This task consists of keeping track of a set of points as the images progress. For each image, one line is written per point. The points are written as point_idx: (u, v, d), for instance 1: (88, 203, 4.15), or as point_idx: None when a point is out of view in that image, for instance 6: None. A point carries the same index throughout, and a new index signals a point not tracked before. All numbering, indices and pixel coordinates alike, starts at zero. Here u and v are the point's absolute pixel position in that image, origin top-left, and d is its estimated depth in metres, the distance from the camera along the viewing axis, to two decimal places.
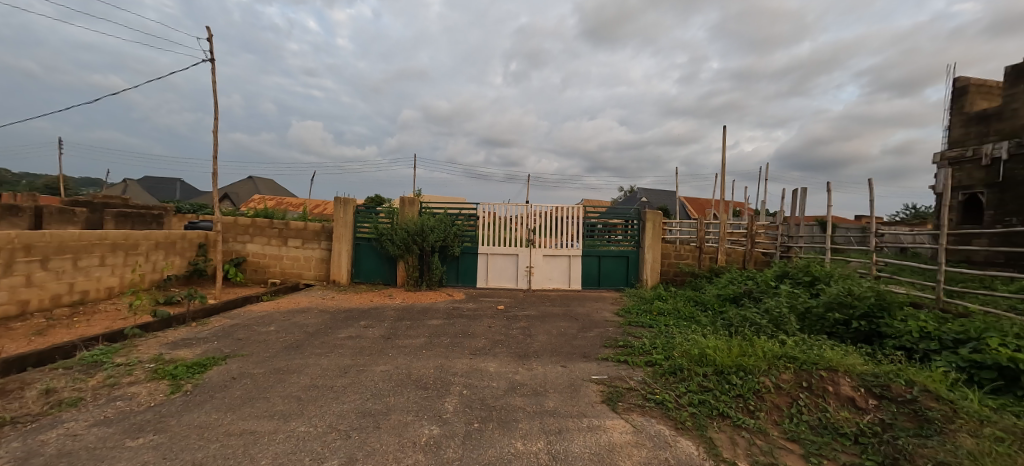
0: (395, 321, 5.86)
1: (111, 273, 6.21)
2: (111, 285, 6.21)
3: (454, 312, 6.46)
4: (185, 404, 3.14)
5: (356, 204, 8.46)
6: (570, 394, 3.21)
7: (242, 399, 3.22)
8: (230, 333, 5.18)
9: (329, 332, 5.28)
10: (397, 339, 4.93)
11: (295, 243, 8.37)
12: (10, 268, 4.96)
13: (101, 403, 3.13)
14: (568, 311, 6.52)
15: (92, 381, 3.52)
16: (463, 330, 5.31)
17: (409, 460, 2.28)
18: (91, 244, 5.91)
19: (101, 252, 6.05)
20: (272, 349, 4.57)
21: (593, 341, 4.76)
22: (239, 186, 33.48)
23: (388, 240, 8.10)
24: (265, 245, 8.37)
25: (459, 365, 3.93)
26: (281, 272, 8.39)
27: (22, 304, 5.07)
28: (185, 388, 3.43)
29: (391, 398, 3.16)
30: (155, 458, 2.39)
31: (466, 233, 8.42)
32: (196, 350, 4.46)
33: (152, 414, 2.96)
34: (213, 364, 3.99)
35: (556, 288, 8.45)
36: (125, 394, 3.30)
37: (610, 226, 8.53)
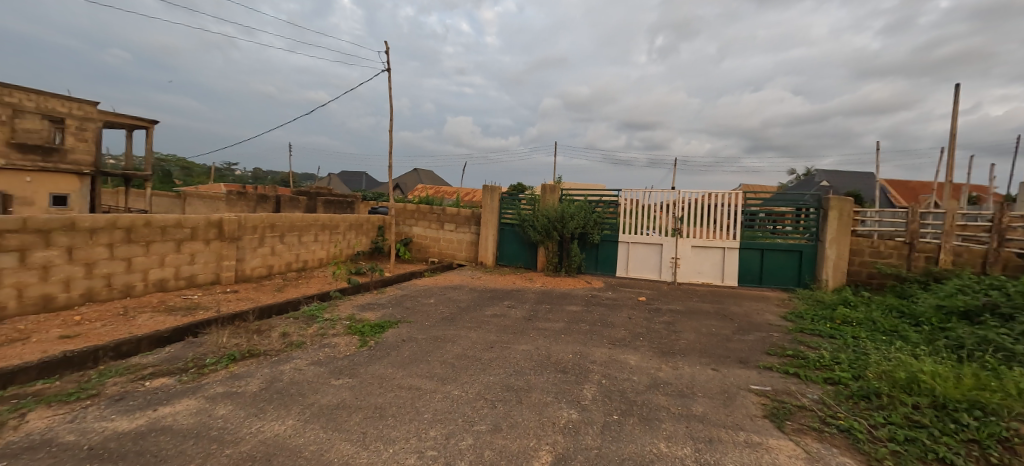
0: (535, 303, 6.13)
1: (321, 247, 7.89)
2: (321, 256, 7.90)
3: (592, 299, 6.44)
4: (370, 357, 3.82)
5: (502, 192, 9.01)
6: (724, 401, 2.90)
7: (411, 359, 3.77)
8: (400, 301, 6.09)
9: (477, 309, 5.78)
10: (537, 321, 5.13)
11: (450, 226, 9.35)
12: (263, 241, 6.69)
13: (316, 347, 4.03)
14: (719, 309, 5.88)
15: (310, 330, 4.54)
16: (602, 319, 5.23)
17: (549, 440, 2.35)
18: (309, 224, 7.57)
19: (315, 230, 7.72)
20: (432, 319, 5.21)
21: (752, 346, 4.19)
22: (407, 177, 38.89)
23: (530, 226, 8.44)
24: (427, 228, 9.56)
25: (598, 353, 3.90)
26: (439, 252, 9.49)
27: (269, 267, 6.82)
28: (369, 344, 4.17)
29: (532, 377, 3.31)
30: (350, 397, 2.97)
31: (606, 221, 8.25)
32: (376, 314, 5.37)
33: (348, 362, 3.68)
34: (389, 327, 4.76)
35: (705, 283, 7.69)
36: (331, 343, 4.18)
37: (776, 215, 7.38)
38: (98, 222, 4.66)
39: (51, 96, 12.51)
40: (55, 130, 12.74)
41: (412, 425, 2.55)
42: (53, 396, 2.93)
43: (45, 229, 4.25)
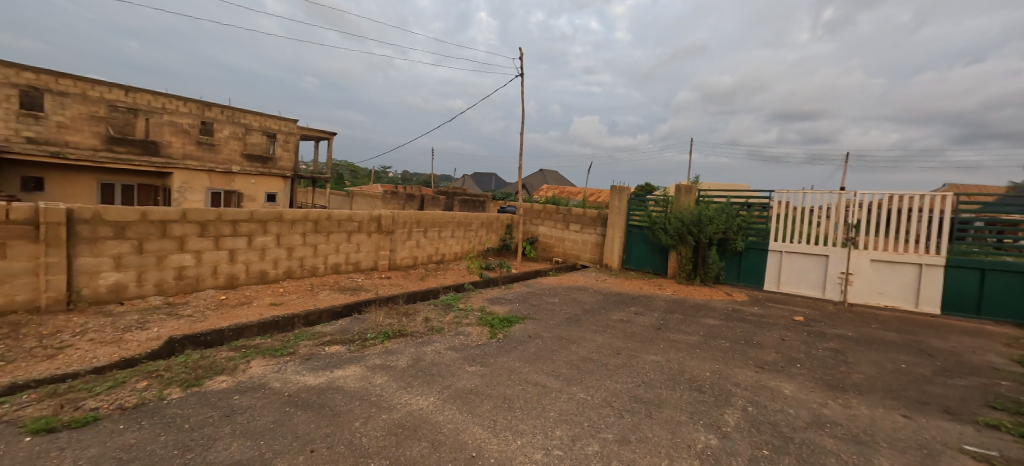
0: (665, 312, 5.74)
1: (457, 242, 8.60)
2: (456, 250, 8.62)
3: (733, 313, 5.76)
4: (499, 349, 4.03)
5: (630, 192, 8.65)
6: (920, 460, 2.31)
7: (537, 356, 3.87)
8: (527, 298, 6.30)
9: (602, 312, 5.66)
10: (668, 331, 4.80)
11: (575, 227, 9.33)
12: (410, 235, 7.57)
13: (452, 334, 4.42)
14: (911, 341, 4.72)
15: (447, 317, 4.99)
16: (745, 337, 4.64)
17: (683, 463, 2.18)
18: (447, 221, 8.31)
19: (452, 227, 8.44)
20: (557, 318, 5.27)
21: (964, 394, 3.26)
22: (533, 178, 40.11)
23: (661, 230, 7.92)
24: (552, 228, 9.70)
25: (741, 375, 3.47)
26: (563, 252, 9.55)
27: (414, 258, 7.71)
28: (498, 336, 4.40)
29: (663, 391, 3.10)
30: (482, 385, 3.18)
31: (752, 226, 7.31)
32: (504, 308, 5.65)
33: (480, 351, 3.95)
34: (516, 321, 4.96)
35: (888, 306, 6.26)
36: (465, 331, 4.53)
37: (1004, 225, 5.66)
38: (296, 216, 5.82)
39: (269, 117, 16.10)
40: (270, 143, 16.37)
41: (539, 421, 2.61)
42: (266, 350, 3.78)
43: (263, 220, 5.47)
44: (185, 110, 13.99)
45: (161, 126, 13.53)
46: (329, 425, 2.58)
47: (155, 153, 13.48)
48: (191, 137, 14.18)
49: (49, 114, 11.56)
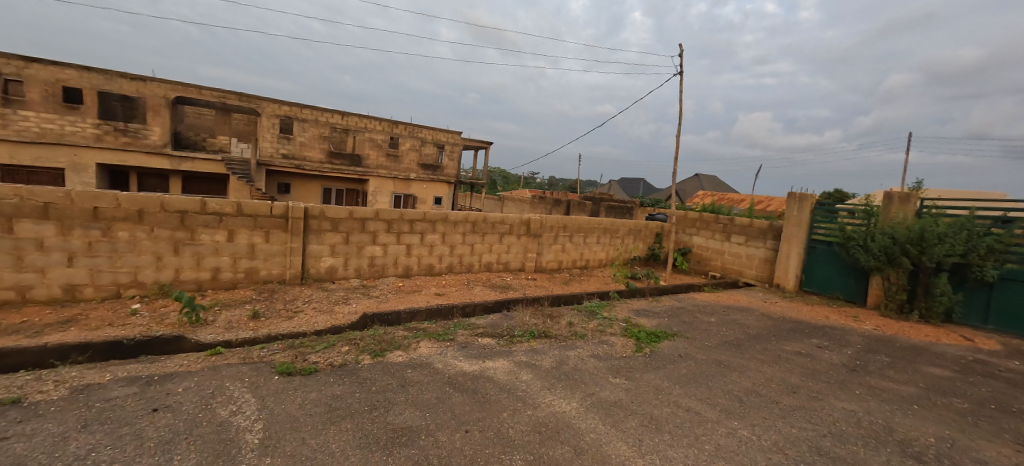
0: (862, 351, 4.63)
1: (602, 249, 8.42)
2: (602, 257, 8.45)
3: (974, 364, 4.32)
4: (646, 364, 3.81)
5: (816, 200, 7.24)
6: None
7: (689, 378, 3.54)
8: (678, 314, 5.82)
9: (772, 340, 4.87)
10: (866, 375, 3.86)
11: (739, 239, 8.25)
12: (557, 239, 7.72)
13: (596, 342, 4.35)
14: None
15: (591, 324, 4.93)
16: (1004, 403, 3.40)
17: None
18: (594, 227, 8.19)
19: (599, 233, 8.29)
20: (714, 340, 4.73)
21: None
22: (688, 184, 37.04)
23: (859, 248, 6.41)
24: (710, 239, 8.76)
25: (988, 452, 2.58)
26: (722, 267, 8.54)
27: (559, 262, 7.84)
28: (645, 351, 4.16)
29: (859, 449, 2.51)
30: (627, 399, 3.05)
31: (1012, 249, 5.38)
32: (652, 322, 5.32)
33: (625, 364, 3.80)
34: (665, 338, 4.62)
35: None
36: (609, 341, 4.41)
37: None
38: (458, 217, 6.50)
39: (440, 131, 18.42)
40: (439, 153, 18.69)
41: (691, 451, 2.38)
42: (432, 334, 4.31)
43: (433, 220, 6.25)
44: (380, 127, 16.94)
45: (363, 142, 16.69)
46: (480, 411, 2.81)
47: (358, 164, 16.68)
48: (383, 150, 17.14)
49: (295, 136, 15.35)
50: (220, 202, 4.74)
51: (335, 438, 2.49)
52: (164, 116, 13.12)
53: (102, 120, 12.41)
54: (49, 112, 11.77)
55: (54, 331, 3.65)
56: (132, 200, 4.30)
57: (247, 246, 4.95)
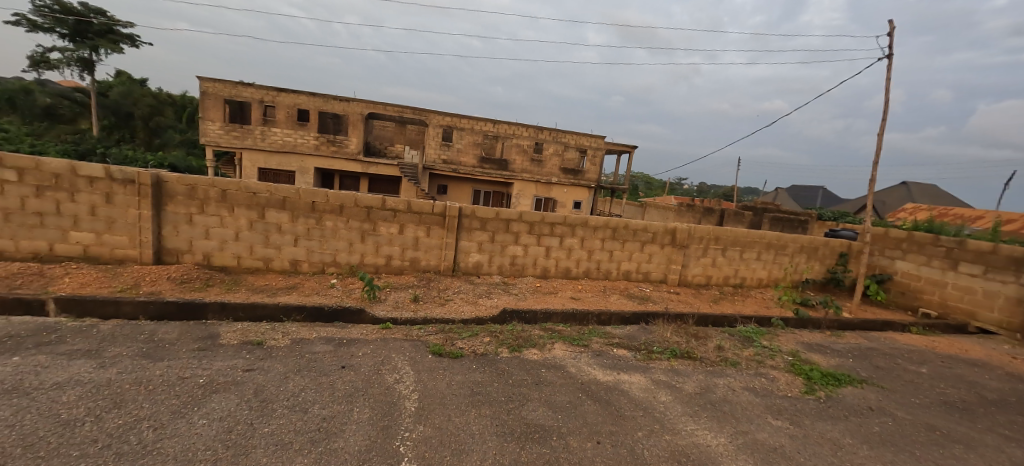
0: None
1: (764, 267, 7.30)
2: (762, 276, 7.33)
3: None
4: (820, 411, 3.18)
5: None
6: None
7: (883, 440, 2.83)
8: (868, 356, 4.70)
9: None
10: None
11: (972, 269, 6.26)
12: (707, 252, 6.98)
13: (752, 373, 3.81)
14: None
15: (746, 352, 4.33)
16: None
17: None
18: (754, 240, 7.15)
19: (760, 248, 7.21)
20: (923, 397, 3.68)
21: None
22: (889, 194, 29.75)
23: None
24: (922, 265, 6.86)
25: None
26: (940, 303, 6.60)
27: (708, 277, 7.08)
28: (818, 394, 3.48)
29: None
30: (792, 448, 2.59)
31: None
32: (829, 360, 4.41)
33: (790, 405, 3.23)
34: (848, 382, 3.77)
35: None
36: (768, 374, 3.81)
37: None
38: (599, 222, 6.39)
39: (584, 135, 18.41)
40: (582, 157, 18.74)
41: None
42: (566, 337, 4.34)
43: (573, 224, 6.29)
44: (527, 134, 17.74)
45: (511, 148, 17.72)
46: (613, 424, 2.72)
47: (505, 168, 17.80)
48: (528, 155, 17.93)
49: (454, 143, 17.16)
50: (396, 200, 5.59)
51: (475, 421, 2.70)
52: (359, 129, 16.06)
53: (319, 134, 15.80)
54: (288, 128, 15.48)
55: (283, 295, 4.81)
56: (336, 197, 5.37)
57: (413, 239, 5.72)
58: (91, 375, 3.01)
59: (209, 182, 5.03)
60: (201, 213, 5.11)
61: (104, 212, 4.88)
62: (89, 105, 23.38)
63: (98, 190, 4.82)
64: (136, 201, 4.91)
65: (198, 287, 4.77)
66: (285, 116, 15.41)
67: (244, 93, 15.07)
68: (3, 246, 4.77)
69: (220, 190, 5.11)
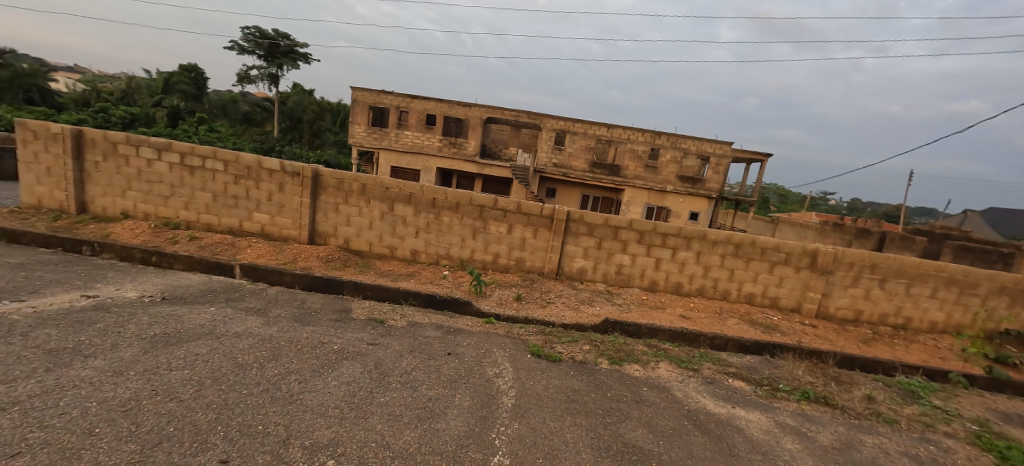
0: None
1: (939, 307, 5.87)
2: (937, 319, 5.90)
3: None
4: None
5: None
6: None
7: None
8: None
9: None
10: None
11: None
12: (857, 281, 5.86)
13: (914, 437, 3.10)
14: None
15: (906, 409, 3.54)
16: None
17: None
18: (928, 273, 5.79)
19: (936, 283, 5.81)
20: None
21: None
22: None
23: None
24: None
25: None
26: None
27: (857, 311, 5.93)
28: None
29: None
30: None
31: None
32: None
33: None
34: None
35: None
36: (938, 442, 3.06)
37: None
38: (720, 237, 5.80)
39: (707, 141, 16.93)
40: (703, 165, 17.24)
41: None
42: (673, 357, 4.03)
43: (688, 236, 5.81)
44: (643, 139, 16.94)
45: (625, 153, 17.12)
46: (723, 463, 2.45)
47: (617, 174, 17.25)
48: (642, 161, 17.12)
49: (566, 147, 17.18)
50: (507, 201, 5.79)
51: (569, 429, 2.66)
52: (478, 133, 17.06)
53: (443, 136, 17.18)
54: (417, 131, 17.14)
55: (403, 281, 5.32)
56: (454, 195, 5.77)
57: (520, 239, 5.87)
58: (259, 330, 3.70)
59: (353, 177, 5.81)
60: (345, 203, 5.92)
61: (277, 199, 5.97)
62: (273, 111, 28.81)
63: (274, 180, 5.91)
64: (300, 190, 5.90)
65: (337, 267, 5.54)
66: (416, 120, 17.09)
67: (385, 100, 17.10)
68: (210, 221, 6.13)
69: (361, 184, 5.86)
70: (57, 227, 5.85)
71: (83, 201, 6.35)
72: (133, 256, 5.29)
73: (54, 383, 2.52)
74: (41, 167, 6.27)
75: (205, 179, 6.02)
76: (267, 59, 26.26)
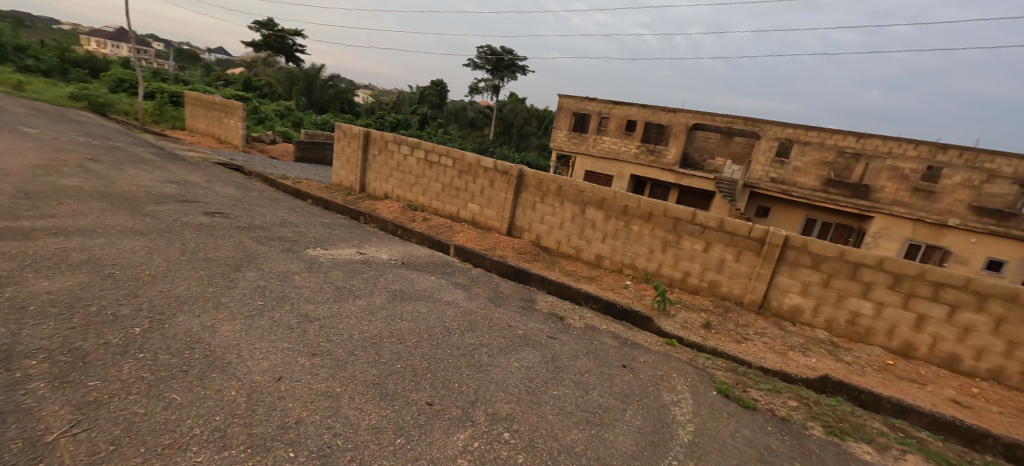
0: None
1: None
2: None
3: None
4: None
5: None
6: None
7: None
8: None
9: None
10: None
11: None
12: None
13: None
14: None
15: None
16: None
17: None
18: None
19: None
20: None
21: None
22: None
23: None
24: None
25: None
26: None
27: None
28: None
29: None
30: None
31: None
32: None
33: None
34: None
35: None
36: None
37: None
38: None
39: None
40: None
41: None
42: (931, 452, 2.96)
43: (985, 293, 3.90)
44: (914, 153, 12.77)
45: (880, 170, 13.23)
46: None
47: (865, 197, 13.50)
48: (909, 183, 12.90)
49: (792, 160, 14.38)
50: (707, 216, 5.11)
51: None
52: (681, 140, 15.92)
53: (642, 143, 16.66)
54: (616, 137, 17.11)
55: (585, 283, 5.40)
56: (647, 203, 5.43)
57: (717, 260, 5.14)
58: (462, 302, 4.34)
59: (552, 178, 6.14)
60: (541, 202, 6.34)
61: (487, 193, 6.85)
62: (491, 117, 33.09)
63: (487, 176, 6.80)
64: (506, 187, 6.63)
65: (528, 260, 6.02)
66: (616, 126, 17.07)
67: (589, 106, 17.65)
68: (438, 206, 7.48)
69: (557, 185, 6.15)
70: (347, 200, 8.10)
71: (363, 183, 8.59)
72: (387, 228, 6.91)
73: (335, 310, 3.51)
74: (345, 157, 8.77)
75: (439, 172, 7.36)
76: (493, 72, 30.26)
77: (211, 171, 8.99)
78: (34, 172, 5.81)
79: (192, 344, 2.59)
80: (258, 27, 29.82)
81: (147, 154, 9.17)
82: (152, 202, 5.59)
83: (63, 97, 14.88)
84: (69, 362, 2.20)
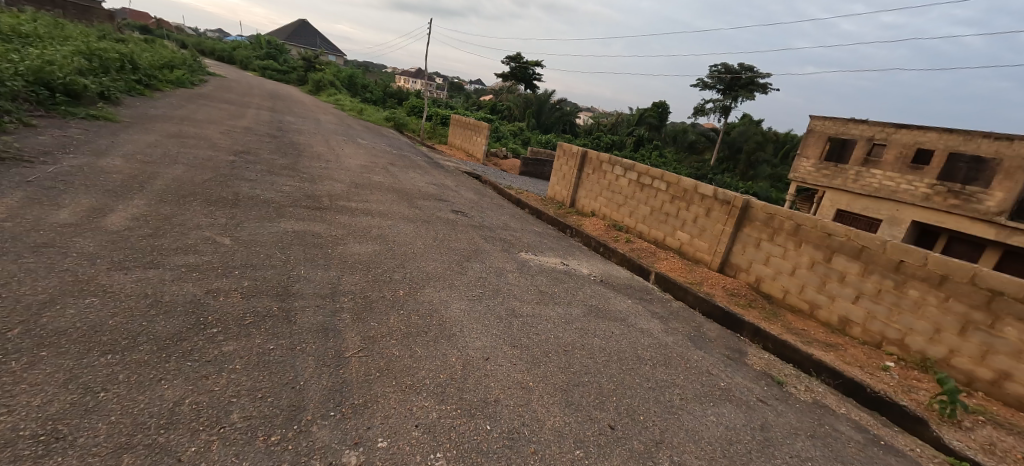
0: None
1: None
2: None
3: None
4: None
5: None
6: None
7: None
8: None
9: None
10: None
11: None
12: None
13: None
14: None
15: None
16: None
17: None
18: None
19: None
20: None
21: None
22: None
23: None
24: None
25: None
26: None
27: None
28: None
29: None
30: None
31: None
32: None
33: None
34: None
35: None
36: None
37: None
38: None
39: None
40: None
41: None
42: None
43: None
44: None
45: None
46: None
47: None
48: None
49: None
50: None
51: None
52: (1016, 180, 11.11)
53: (940, 180, 12.24)
54: (894, 171, 13.16)
55: (819, 349, 4.32)
56: (938, 263, 3.94)
57: None
58: (658, 333, 4.11)
59: (788, 214, 5.17)
60: (768, 241, 5.41)
61: (702, 222, 6.28)
62: (716, 141, 30.26)
63: (704, 204, 6.23)
64: (725, 218, 5.93)
65: (742, 304, 5.22)
66: (896, 156, 13.16)
67: (854, 130, 14.16)
68: (644, 230, 7.27)
69: (795, 223, 5.12)
70: (558, 213, 8.73)
71: (575, 198, 9.10)
72: (591, 244, 7.13)
73: (537, 311, 3.83)
74: (562, 173, 9.47)
75: (650, 195, 7.16)
76: (725, 92, 27.74)
77: (460, 178, 11.09)
78: (361, 170, 8.34)
79: (431, 312, 3.26)
80: (508, 61, 35.27)
81: (421, 161, 11.98)
82: (420, 198, 7.28)
83: (380, 118, 20.93)
84: (362, 305, 3.07)
